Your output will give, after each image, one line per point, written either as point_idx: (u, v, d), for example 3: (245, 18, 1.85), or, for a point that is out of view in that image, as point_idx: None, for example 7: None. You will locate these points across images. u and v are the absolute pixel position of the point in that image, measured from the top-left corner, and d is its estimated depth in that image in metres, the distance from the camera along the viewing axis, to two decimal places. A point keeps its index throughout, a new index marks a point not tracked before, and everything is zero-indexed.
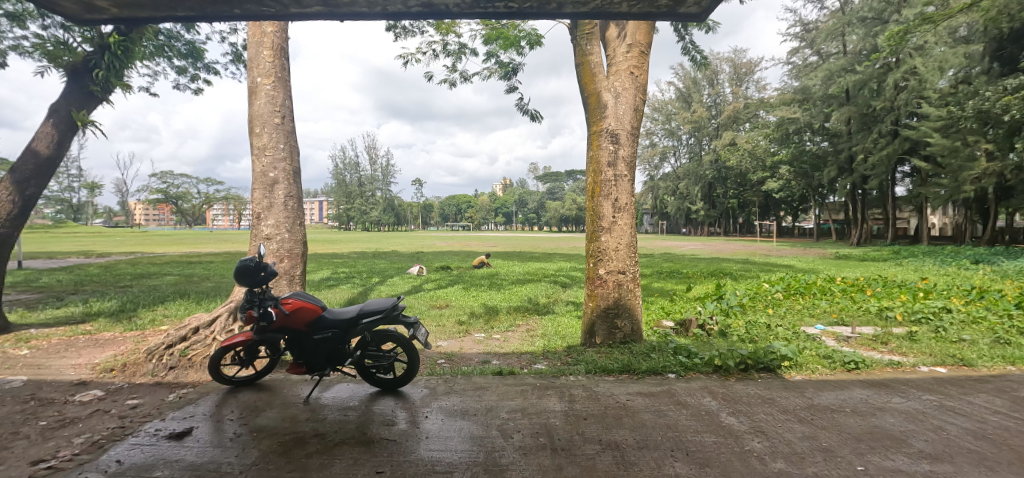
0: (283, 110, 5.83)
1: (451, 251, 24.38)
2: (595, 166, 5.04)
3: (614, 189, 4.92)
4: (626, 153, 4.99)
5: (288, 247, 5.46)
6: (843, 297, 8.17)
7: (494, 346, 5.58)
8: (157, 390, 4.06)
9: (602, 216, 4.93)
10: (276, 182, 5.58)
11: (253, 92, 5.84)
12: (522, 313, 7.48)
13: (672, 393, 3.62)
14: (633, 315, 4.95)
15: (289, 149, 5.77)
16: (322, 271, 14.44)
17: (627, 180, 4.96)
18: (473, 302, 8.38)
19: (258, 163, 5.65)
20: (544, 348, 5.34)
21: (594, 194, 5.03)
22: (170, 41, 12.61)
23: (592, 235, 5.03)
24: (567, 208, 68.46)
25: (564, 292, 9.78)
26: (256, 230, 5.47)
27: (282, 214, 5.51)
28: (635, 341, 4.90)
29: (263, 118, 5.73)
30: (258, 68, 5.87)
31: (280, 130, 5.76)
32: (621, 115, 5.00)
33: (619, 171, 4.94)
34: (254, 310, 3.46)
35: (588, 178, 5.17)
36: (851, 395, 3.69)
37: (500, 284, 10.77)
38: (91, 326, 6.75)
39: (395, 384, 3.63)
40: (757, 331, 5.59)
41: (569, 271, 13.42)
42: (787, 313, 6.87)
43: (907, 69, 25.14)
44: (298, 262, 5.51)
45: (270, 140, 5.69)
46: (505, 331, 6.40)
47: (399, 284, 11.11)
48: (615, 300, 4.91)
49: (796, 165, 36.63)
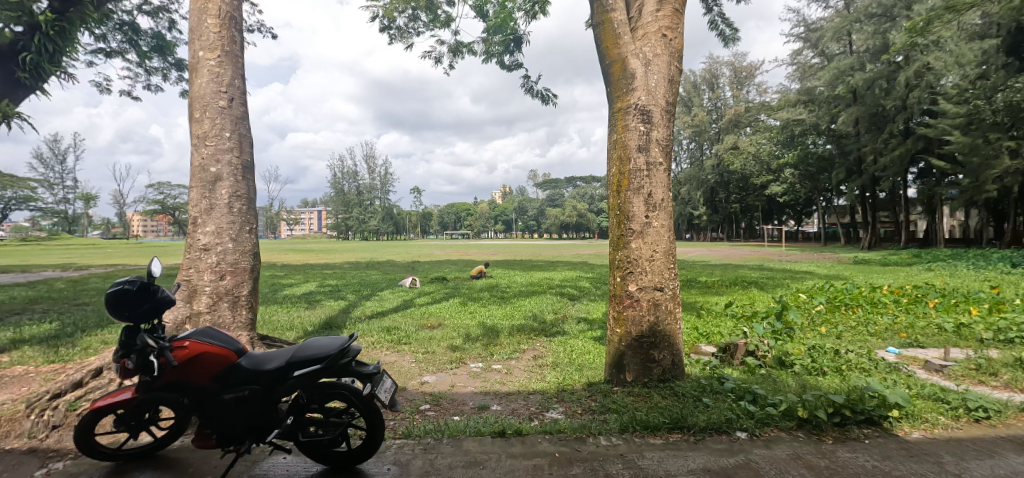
0: (229, 91, 4.73)
1: (449, 259, 23.26)
2: (620, 151, 3.91)
3: (648, 179, 3.79)
4: (660, 135, 3.87)
5: (232, 260, 4.30)
6: (901, 310, 6.96)
7: (493, 383, 4.40)
8: (21, 462, 2.88)
9: (630, 216, 3.79)
10: (220, 178, 4.46)
11: (194, 70, 4.73)
12: (527, 334, 6.31)
13: (755, 472, 2.46)
14: (673, 344, 3.82)
15: (238, 138, 4.67)
16: (306, 283, 13.32)
17: (663, 169, 3.85)
18: (468, 321, 7.19)
19: (196, 154, 4.53)
20: (560, 385, 4.20)
21: (619, 186, 3.89)
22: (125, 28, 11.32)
23: (617, 242, 3.89)
24: (566, 215, 67.54)
25: (574, 306, 8.59)
26: (191, 238, 4.32)
27: (229, 217, 4.40)
28: (677, 379, 3.77)
29: (205, 100, 4.63)
30: (200, 39, 4.75)
31: (225, 114, 4.66)
32: (653, 87, 3.89)
33: (653, 156, 3.82)
34: (130, 360, 2.33)
35: (612, 169, 4.03)
36: (1015, 469, 2.53)
37: (500, 297, 9.62)
38: (6, 358, 5.57)
39: (348, 461, 2.47)
40: (824, 360, 4.45)
41: (574, 281, 12.32)
42: (842, 333, 5.75)
43: (920, 66, 23.95)
44: (246, 279, 4.34)
45: (213, 127, 4.57)
46: (507, 359, 5.23)
47: (388, 299, 9.90)
48: (651, 325, 3.75)
49: (803, 168, 35.62)
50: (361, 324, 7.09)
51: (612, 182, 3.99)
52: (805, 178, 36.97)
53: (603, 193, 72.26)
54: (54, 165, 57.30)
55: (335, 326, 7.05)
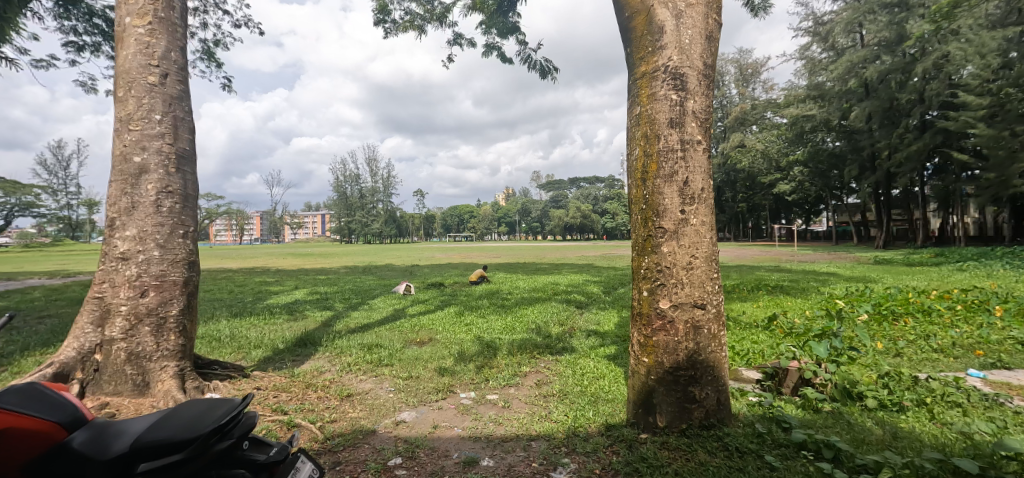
0: (161, 64, 3.87)
1: (449, 263, 22.37)
2: (646, 125, 3.02)
3: (683, 162, 2.91)
4: (698, 106, 2.99)
5: (157, 272, 3.44)
6: (960, 321, 6.02)
7: (485, 423, 3.50)
8: None
9: (660, 211, 2.90)
10: (145, 169, 3.61)
11: (119, 40, 3.89)
12: (529, 352, 5.39)
13: None
14: (718, 379, 2.92)
15: (172, 122, 3.82)
16: (295, 290, 12.50)
17: (703, 149, 2.97)
18: (462, 336, 6.30)
19: (118, 141, 3.68)
20: (570, 427, 3.31)
21: (646, 171, 3.00)
22: (95, 16, 10.47)
23: (642, 245, 3.00)
24: (570, 216, 66.53)
25: (582, 317, 7.64)
26: (106, 244, 3.47)
27: (157, 218, 3.54)
28: (725, 426, 2.87)
29: (131, 75, 3.79)
30: (127, 3, 3.90)
31: (156, 92, 3.81)
32: (686, 45, 3.00)
33: (689, 133, 2.94)
34: None
35: (633, 153, 3.14)
36: None
37: (501, 305, 8.70)
38: None
39: None
40: (904, 393, 3.57)
41: (580, 286, 11.39)
42: (906, 350, 4.89)
43: (938, 56, 22.72)
44: (176, 296, 3.48)
45: (139, 108, 3.73)
46: (504, 387, 4.33)
47: (379, 308, 9.01)
48: (689, 355, 2.86)
49: (813, 165, 34.53)
50: (341, 339, 6.18)
51: (635, 167, 3.09)
52: (816, 176, 35.89)
53: (606, 193, 71.23)
54: (58, 171, 56.92)
55: (311, 340, 6.12)
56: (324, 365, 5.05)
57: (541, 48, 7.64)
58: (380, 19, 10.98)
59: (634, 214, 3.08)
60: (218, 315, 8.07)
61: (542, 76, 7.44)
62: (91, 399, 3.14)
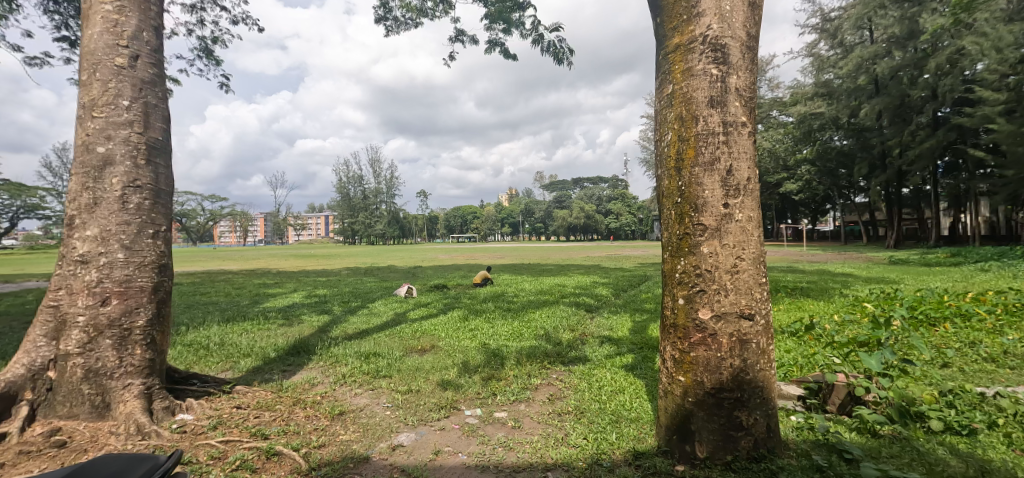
0: (131, 45, 3.46)
1: (453, 264, 21.96)
2: (681, 105, 2.60)
3: (726, 148, 2.48)
4: (742, 82, 2.56)
5: (122, 277, 3.03)
6: (1005, 327, 5.54)
7: (493, 448, 3.08)
8: None
9: (698, 205, 2.48)
10: (110, 161, 3.21)
11: (85, 18, 3.49)
12: (539, 362, 4.95)
13: None
14: (768, 402, 2.48)
15: (142, 109, 3.42)
16: (293, 293, 12.08)
17: (749, 133, 2.55)
18: (467, 343, 5.88)
19: (80, 129, 3.29)
20: (591, 454, 2.88)
21: (681, 158, 2.57)
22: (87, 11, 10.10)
23: (677, 246, 2.56)
24: (574, 216, 65.93)
25: (593, 321, 7.21)
26: (64, 246, 3.08)
27: (122, 216, 3.14)
28: (777, 458, 2.44)
29: (97, 56, 3.38)
30: None
31: (125, 76, 3.40)
32: (729, 11, 2.56)
33: (733, 113, 2.51)
34: None
35: (665, 139, 2.71)
36: None
37: (506, 309, 8.26)
38: None
39: None
40: (973, 413, 3.12)
41: (589, 288, 10.94)
42: (956, 360, 4.43)
43: (952, 51, 22.09)
44: (144, 304, 3.08)
45: (104, 92, 3.33)
46: (513, 403, 3.90)
47: (379, 312, 8.61)
48: (734, 373, 2.44)
49: (821, 164, 33.99)
50: (337, 347, 5.76)
51: (667, 155, 2.66)
52: (824, 174, 35.32)
53: (610, 193, 70.53)
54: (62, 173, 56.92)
55: (304, 348, 5.70)
56: (316, 377, 4.64)
57: (554, 31, 7.23)
58: (380, 15, 10.57)
59: (666, 209, 2.65)
60: (209, 320, 7.66)
61: (556, 58, 7.06)
62: (42, 424, 2.75)
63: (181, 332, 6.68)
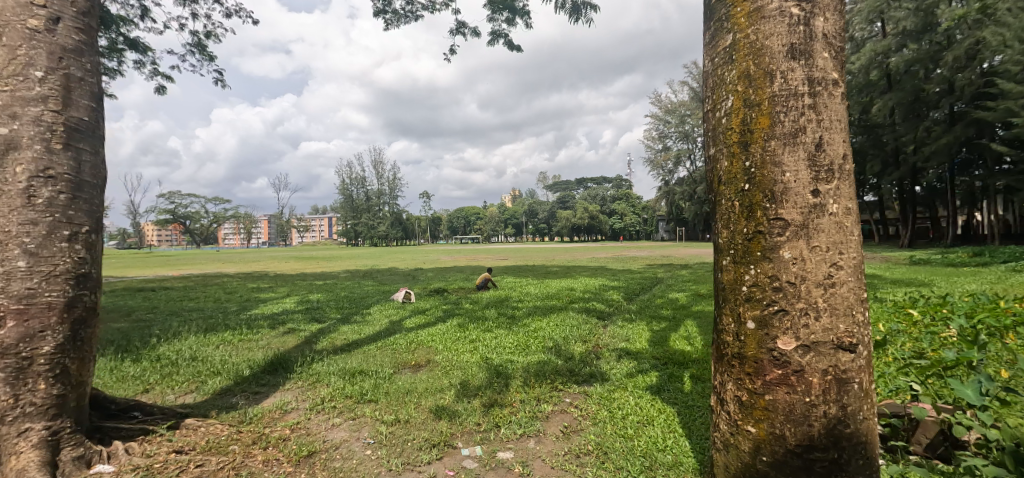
0: (50, 4, 2.76)
1: (455, 266, 21.27)
2: (748, 57, 1.92)
3: (812, 116, 1.81)
4: (830, 26, 1.88)
5: (21, 291, 2.39)
6: None
7: None
8: None
9: (773, 194, 1.80)
10: (13, 144, 2.54)
11: None
12: (551, 382, 4.27)
13: None
14: (870, 464, 1.80)
15: (61, 82, 2.74)
16: (284, 299, 11.40)
17: (842, 93, 1.87)
18: (467, 358, 5.20)
19: None
20: None
21: (749, 126, 1.88)
22: None
23: (745, 251, 1.88)
24: (578, 217, 65.15)
25: (606, 331, 6.51)
26: None
27: (27, 214, 2.49)
28: None
29: (4, 15, 2.68)
30: None
31: (39, 41, 2.71)
32: None
33: (819, 68, 1.84)
34: None
35: (723, 105, 2.01)
36: None
37: (510, 317, 7.54)
38: None
39: None
40: None
41: (598, 292, 10.23)
42: None
43: (971, 44, 21.20)
44: (50, 326, 2.43)
45: (6, 58, 2.64)
46: (521, 440, 3.22)
47: (373, 319, 7.92)
48: (826, 424, 1.76)
49: None
50: (319, 364, 5.08)
51: (727, 125, 1.98)
52: None
53: (615, 194, 69.42)
54: None
55: (283, 365, 5.04)
56: (291, 402, 3.98)
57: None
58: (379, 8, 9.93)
59: (725, 197, 1.97)
60: (186, 330, 6.99)
61: (573, 19, 6.28)
62: None
63: (150, 345, 6.02)
